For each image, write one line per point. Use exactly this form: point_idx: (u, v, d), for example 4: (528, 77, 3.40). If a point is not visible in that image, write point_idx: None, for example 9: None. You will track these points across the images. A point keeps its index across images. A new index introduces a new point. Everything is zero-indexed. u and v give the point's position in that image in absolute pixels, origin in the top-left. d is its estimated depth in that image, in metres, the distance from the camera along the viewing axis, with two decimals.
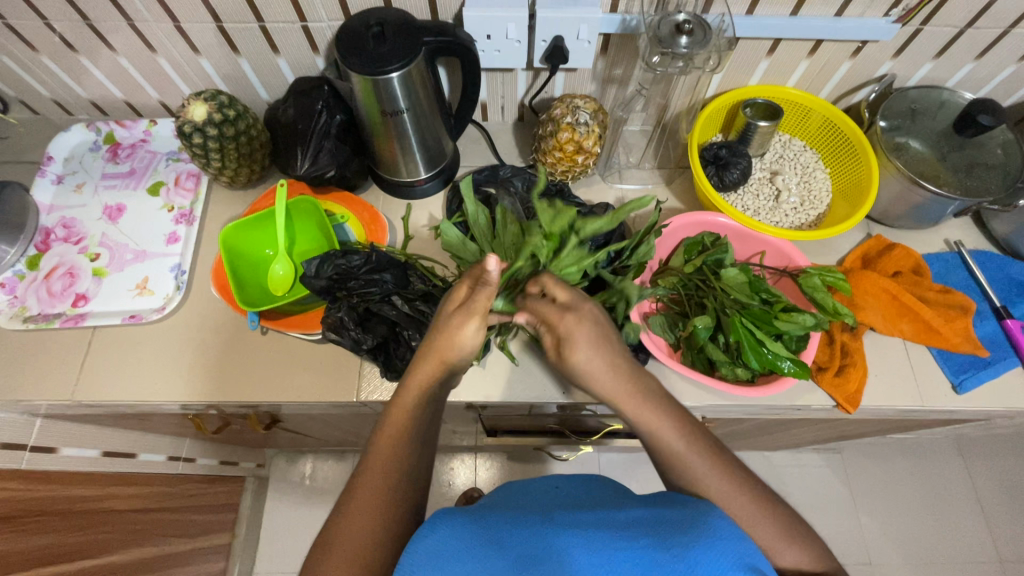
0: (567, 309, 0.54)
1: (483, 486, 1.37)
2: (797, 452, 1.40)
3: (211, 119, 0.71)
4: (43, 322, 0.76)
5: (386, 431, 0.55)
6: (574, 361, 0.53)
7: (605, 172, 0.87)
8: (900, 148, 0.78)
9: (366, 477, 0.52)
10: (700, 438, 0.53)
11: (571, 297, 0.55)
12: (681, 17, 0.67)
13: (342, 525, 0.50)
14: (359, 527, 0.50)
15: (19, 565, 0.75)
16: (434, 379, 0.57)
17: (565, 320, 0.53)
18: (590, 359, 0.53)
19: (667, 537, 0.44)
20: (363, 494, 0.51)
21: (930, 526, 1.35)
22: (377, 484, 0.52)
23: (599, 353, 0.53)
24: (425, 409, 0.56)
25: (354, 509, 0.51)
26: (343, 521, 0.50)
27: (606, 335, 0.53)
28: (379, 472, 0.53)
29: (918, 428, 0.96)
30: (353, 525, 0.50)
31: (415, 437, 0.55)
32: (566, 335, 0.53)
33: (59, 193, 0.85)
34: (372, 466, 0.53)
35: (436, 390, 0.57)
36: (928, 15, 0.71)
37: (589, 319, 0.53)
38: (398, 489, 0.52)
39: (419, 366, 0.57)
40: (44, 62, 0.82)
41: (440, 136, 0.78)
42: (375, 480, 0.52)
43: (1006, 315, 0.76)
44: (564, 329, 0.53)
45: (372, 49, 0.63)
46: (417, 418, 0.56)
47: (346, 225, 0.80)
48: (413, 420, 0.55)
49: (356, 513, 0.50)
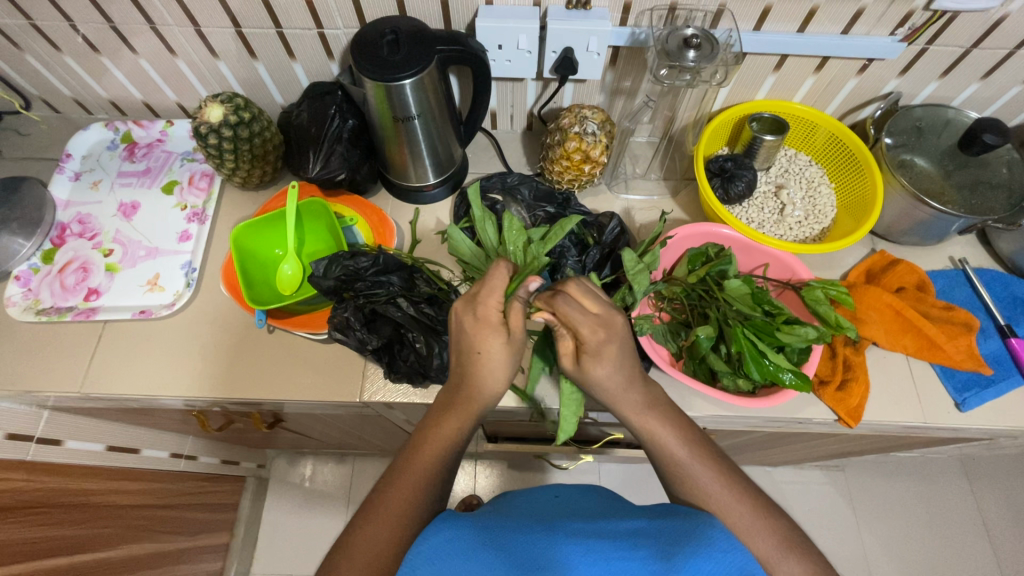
0: (601, 323, 0.54)
1: (482, 493, 1.36)
2: (799, 468, 1.39)
3: (227, 120, 0.72)
4: (56, 315, 0.78)
5: (428, 446, 0.56)
6: (591, 374, 0.55)
7: (612, 182, 0.88)
8: (904, 165, 0.80)
9: (395, 490, 0.53)
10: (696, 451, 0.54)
11: (602, 309, 0.55)
12: (689, 31, 0.68)
13: (363, 528, 0.50)
14: (385, 529, 0.50)
15: (19, 556, 0.76)
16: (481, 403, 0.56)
17: (599, 336, 0.54)
18: (609, 372, 0.55)
19: (665, 549, 0.45)
20: (390, 504, 0.52)
21: (934, 547, 1.33)
22: (405, 497, 0.52)
23: (618, 370, 0.55)
24: (465, 432, 0.56)
25: (380, 515, 0.51)
26: (367, 527, 0.50)
27: (628, 354, 0.56)
28: (411, 485, 0.53)
29: (921, 446, 0.95)
30: (376, 532, 0.50)
31: (449, 457, 0.55)
32: (596, 349, 0.54)
33: (76, 189, 0.87)
34: (404, 479, 0.53)
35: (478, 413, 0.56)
36: (934, 35, 0.72)
37: (618, 339, 0.55)
38: (424, 504, 0.52)
39: (465, 392, 0.56)
40: (67, 62, 0.84)
41: (450, 143, 0.79)
42: (406, 492, 0.52)
43: (1010, 334, 0.75)
44: (594, 342, 0.54)
45: (385, 56, 0.65)
46: (457, 438, 0.56)
47: (354, 227, 0.82)
48: (451, 443, 0.56)
49: (384, 519, 0.51)
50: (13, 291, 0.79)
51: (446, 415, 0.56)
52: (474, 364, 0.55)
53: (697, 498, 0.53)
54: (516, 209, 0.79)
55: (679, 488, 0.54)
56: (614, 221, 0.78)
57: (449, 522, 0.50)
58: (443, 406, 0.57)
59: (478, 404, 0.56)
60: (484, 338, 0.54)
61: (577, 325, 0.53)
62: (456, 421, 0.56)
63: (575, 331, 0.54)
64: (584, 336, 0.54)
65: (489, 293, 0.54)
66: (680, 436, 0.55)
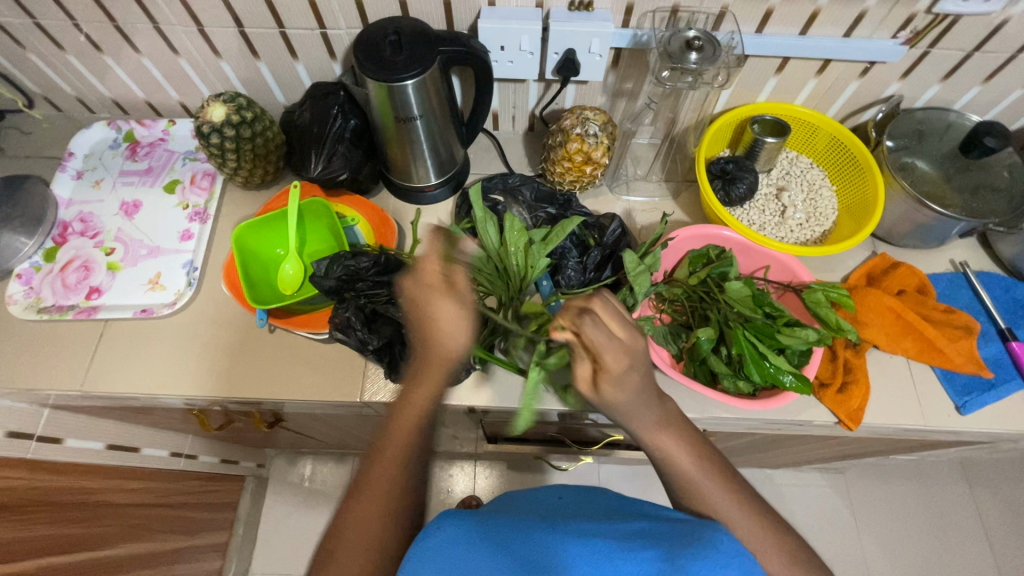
0: (624, 348, 0.50)
1: (482, 495, 1.36)
2: (799, 471, 1.39)
3: (229, 120, 0.72)
4: (58, 314, 0.78)
5: (402, 421, 0.55)
6: (606, 399, 0.51)
7: (613, 184, 0.88)
8: (905, 168, 0.80)
9: (377, 468, 0.53)
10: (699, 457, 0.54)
11: (626, 333, 0.51)
12: (691, 33, 0.68)
13: (353, 515, 0.51)
14: (373, 511, 0.51)
15: (19, 553, 0.76)
16: (446, 367, 0.55)
17: (622, 363, 0.50)
18: (622, 397, 0.51)
19: (669, 551, 0.45)
20: (375, 483, 0.52)
21: (933, 551, 1.33)
22: (388, 474, 0.53)
23: (634, 395, 0.52)
24: (437, 398, 0.56)
25: (367, 496, 0.52)
26: (357, 509, 0.51)
27: (645, 379, 0.52)
28: (391, 462, 0.53)
29: (921, 449, 0.95)
30: (366, 512, 0.51)
31: (425, 427, 0.55)
32: (617, 375, 0.50)
33: (78, 188, 0.87)
34: (384, 455, 0.54)
35: (445, 378, 0.56)
36: (935, 38, 0.72)
37: (638, 364, 0.51)
38: (407, 478, 0.53)
39: (428, 357, 0.55)
40: (70, 61, 0.84)
41: (451, 144, 0.79)
42: (386, 469, 0.53)
43: (1011, 337, 0.75)
44: (616, 368, 0.50)
45: (388, 56, 0.65)
46: (429, 407, 0.55)
47: (356, 227, 0.81)
48: (426, 412, 0.55)
49: (370, 499, 0.52)
50: (15, 289, 0.79)
51: (415, 384, 0.56)
52: (431, 330, 0.55)
53: (697, 500, 0.53)
54: (518, 210, 0.79)
55: (679, 492, 0.54)
56: (615, 222, 0.79)
57: (453, 518, 0.50)
58: (412, 377, 0.56)
59: (442, 368, 0.55)
60: (433, 300, 0.54)
61: (600, 351, 0.49)
62: (424, 389, 0.55)
63: (599, 357, 0.49)
64: (607, 363, 0.49)
65: (430, 256, 0.56)
66: (689, 450, 0.54)
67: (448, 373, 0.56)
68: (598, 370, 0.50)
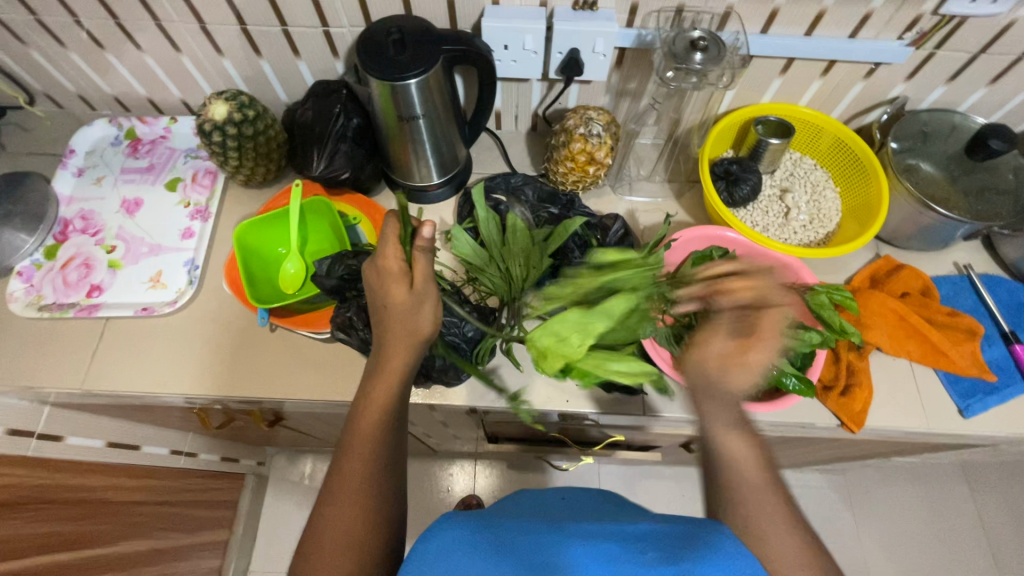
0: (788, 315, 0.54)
1: (482, 494, 1.36)
2: (800, 472, 1.39)
3: (231, 118, 0.72)
4: (58, 312, 0.78)
5: (367, 413, 0.55)
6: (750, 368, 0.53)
7: (616, 184, 0.88)
8: (910, 169, 0.79)
9: (347, 464, 0.52)
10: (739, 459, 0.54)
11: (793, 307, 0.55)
12: (696, 33, 0.68)
13: (327, 514, 0.50)
14: (348, 509, 0.50)
15: (19, 551, 0.76)
16: (408, 355, 0.56)
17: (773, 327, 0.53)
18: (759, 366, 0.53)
19: (673, 554, 0.44)
20: (348, 480, 0.52)
21: (933, 553, 1.33)
22: (359, 469, 0.52)
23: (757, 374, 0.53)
24: (400, 387, 0.56)
25: (342, 493, 0.51)
26: (334, 507, 0.50)
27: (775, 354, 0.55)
28: (363, 456, 0.53)
29: (923, 452, 0.95)
30: (343, 510, 0.50)
31: (391, 417, 0.55)
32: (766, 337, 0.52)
33: (79, 185, 0.87)
34: (355, 449, 0.53)
35: (409, 364, 0.56)
36: (941, 40, 0.72)
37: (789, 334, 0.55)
38: (379, 472, 0.53)
39: (390, 347, 0.56)
40: (71, 57, 0.84)
41: (454, 143, 0.79)
42: (357, 464, 0.52)
43: (1014, 341, 0.75)
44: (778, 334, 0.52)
45: (391, 55, 0.64)
46: (393, 395, 0.56)
47: (359, 227, 0.82)
48: (391, 403, 0.55)
49: (345, 497, 0.51)
50: (16, 287, 0.79)
51: (378, 373, 0.56)
52: (393, 320, 0.56)
53: None
54: (520, 209, 0.79)
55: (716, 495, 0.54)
56: (618, 223, 0.78)
57: (458, 521, 0.50)
58: (375, 368, 0.56)
59: (405, 353, 0.56)
60: (390, 289, 0.55)
61: (765, 306, 0.52)
62: (386, 378, 0.55)
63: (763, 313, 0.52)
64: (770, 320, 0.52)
65: (386, 244, 0.56)
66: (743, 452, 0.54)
67: (410, 359, 0.56)
68: (748, 339, 0.52)
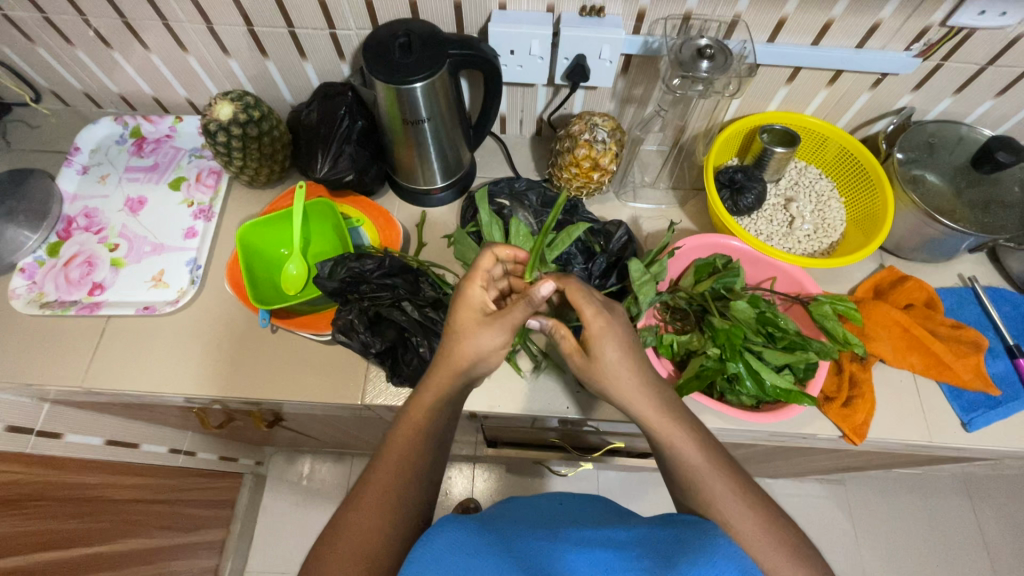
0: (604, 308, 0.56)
1: (479, 498, 1.36)
2: (799, 480, 1.38)
3: (236, 119, 0.72)
4: (60, 308, 0.77)
5: (402, 430, 0.55)
6: (602, 359, 0.54)
7: (620, 190, 0.88)
8: (916, 181, 0.78)
9: (377, 475, 0.52)
10: (714, 461, 0.51)
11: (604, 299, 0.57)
12: (703, 40, 0.68)
13: (348, 521, 0.49)
14: (371, 518, 0.49)
15: (16, 548, 0.75)
16: (452, 381, 0.56)
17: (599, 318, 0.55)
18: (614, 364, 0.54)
19: (666, 561, 0.44)
20: (374, 492, 0.51)
21: (934, 565, 1.32)
22: (388, 482, 0.51)
23: (627, 355, 0.54)
24: (441, 412, 0.56)
25: (364, 502, 0.50)
26: (355, 514, 0.49)
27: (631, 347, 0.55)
28: (393, 470, 0.52)
29: (926, 464, 0.94)
30: (365, 520, 0.49)
31: (430, 439, 0.54)
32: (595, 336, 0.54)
33: (83, 183, 0.87)
34: (386, 462, 0.53)
35: (453, 394, 0.57)
36: (950, 51, 0.72)
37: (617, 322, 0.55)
38: (411, 490, 0.52)
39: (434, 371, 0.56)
40: (79, 55, 0.84)
41: (458, 147, 0.79)
42: (386, 477, 0.52)
43: (1019, 354, 0.75)
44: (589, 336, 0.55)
45: (397, 58, 0.64)
46: (435, 420, 0.55)
47: (361, 229, 0.81)
48: (430, 424, 0.55)
49: (369, 506, 0.50)
50: (18, 283, 0.79)
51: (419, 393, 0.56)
52: (455, 345, 0.56)
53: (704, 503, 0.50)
54: (523, 215, 0.78)
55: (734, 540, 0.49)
56: (621, 229, 0.78)
57: (452, 525, 0.49)
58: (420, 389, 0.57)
59: (450, 381, 0.56)
60: (461, 316, 0.57)
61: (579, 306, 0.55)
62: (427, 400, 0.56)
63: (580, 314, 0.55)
64: (587, 318, 0.55)
65: (477, 274, 0.57)
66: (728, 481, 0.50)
67: (455, 387, 0.56)
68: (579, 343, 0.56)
